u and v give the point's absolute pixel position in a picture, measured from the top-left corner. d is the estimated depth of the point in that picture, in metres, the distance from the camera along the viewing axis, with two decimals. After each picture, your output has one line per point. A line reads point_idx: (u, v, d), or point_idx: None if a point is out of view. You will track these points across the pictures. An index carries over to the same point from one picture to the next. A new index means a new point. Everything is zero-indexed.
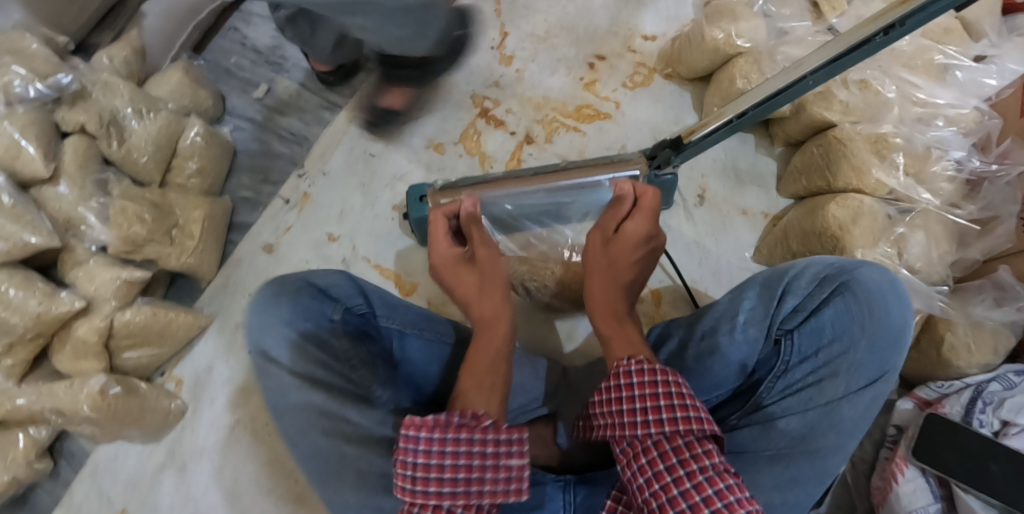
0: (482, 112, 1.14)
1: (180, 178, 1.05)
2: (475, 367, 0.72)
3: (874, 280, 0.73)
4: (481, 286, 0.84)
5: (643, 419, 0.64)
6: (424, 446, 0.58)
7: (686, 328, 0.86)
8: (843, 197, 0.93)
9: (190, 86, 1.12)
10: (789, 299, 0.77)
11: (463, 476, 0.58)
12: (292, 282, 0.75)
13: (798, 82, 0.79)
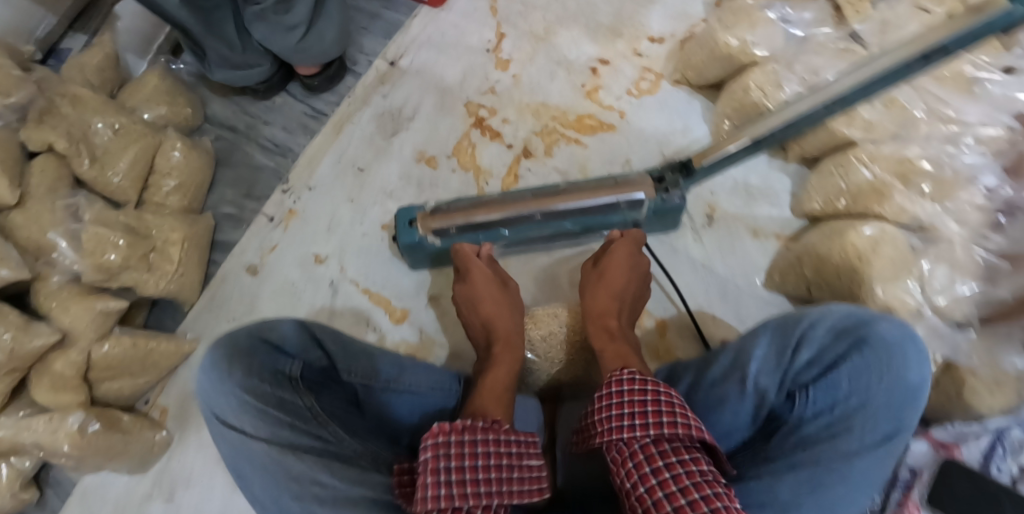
0: (476, 122, 1.07)
1: (158, 196, 1.00)
2: (486, 392, 0.74)
3: (890, 335, 0.70)
4: (492, 316, 0.85)
5: (632, 425, 0.62)
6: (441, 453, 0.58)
7: (697, 373, 0.82)
8: (866, 223, 0.87)
9: (167, 93, 1.06)
10: (804, 351, 0.74)
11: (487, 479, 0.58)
12: (240, 339, 0.73)
13: (819, 110, 0.76)
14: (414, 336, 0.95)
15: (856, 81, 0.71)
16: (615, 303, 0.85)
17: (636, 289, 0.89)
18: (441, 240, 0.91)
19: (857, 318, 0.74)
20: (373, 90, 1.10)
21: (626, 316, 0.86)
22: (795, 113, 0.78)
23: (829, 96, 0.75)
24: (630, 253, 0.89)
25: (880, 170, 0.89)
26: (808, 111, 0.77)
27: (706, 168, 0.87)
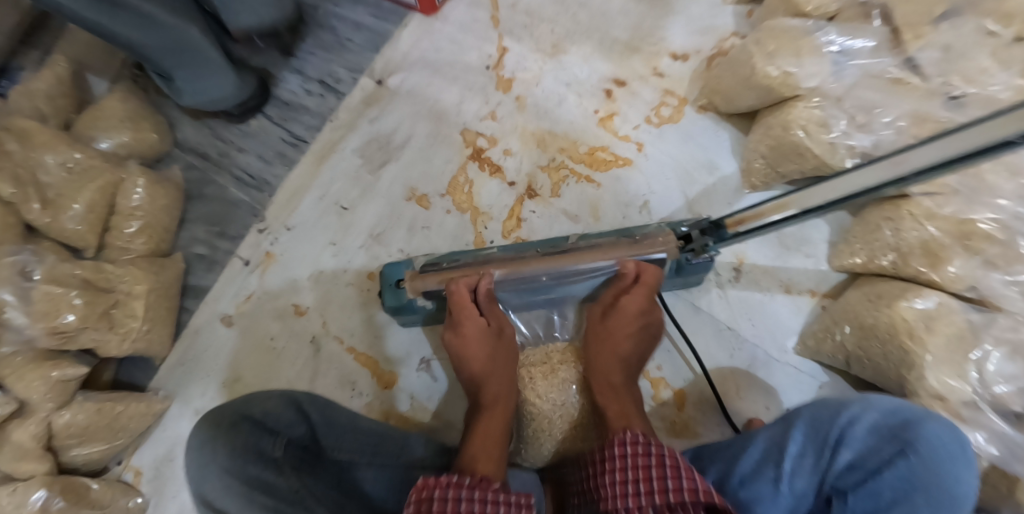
0: (474, 153, 0.95)
1: (121, 241, 0.89)
2: (476, 441, 0.70)
3: (943, 440, 0.58)
4: (489, 367, 0.78)
5: (638, 492, 0.59)
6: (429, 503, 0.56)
7: (726, 464, 0.69)
8: (916, 289, 0.77)
9: (129, 117, 0.94)
10: (843, 452, 0.61)
11: None
12: (225, 417, 0.66)
13: (890, 186, 0.55)
14: (404, 404, 0.86)
15: (934, 159, 0.50)
16: (620, 359, 0.79)
17: (645, 344, 0.82)
18: (432, 301, 0.81)
19: (903, 414, 0.61)
20: (359, 114, 0.98)
21: (632, 372, 0.80)
22: (857, 185, 0.58)
23: (899, 170, 0.54)
24: (642, 305, 0.80)
25: (939, 229, 0.77)
26: (876, 183, 0.57)
27: (744, 234, 0.70)
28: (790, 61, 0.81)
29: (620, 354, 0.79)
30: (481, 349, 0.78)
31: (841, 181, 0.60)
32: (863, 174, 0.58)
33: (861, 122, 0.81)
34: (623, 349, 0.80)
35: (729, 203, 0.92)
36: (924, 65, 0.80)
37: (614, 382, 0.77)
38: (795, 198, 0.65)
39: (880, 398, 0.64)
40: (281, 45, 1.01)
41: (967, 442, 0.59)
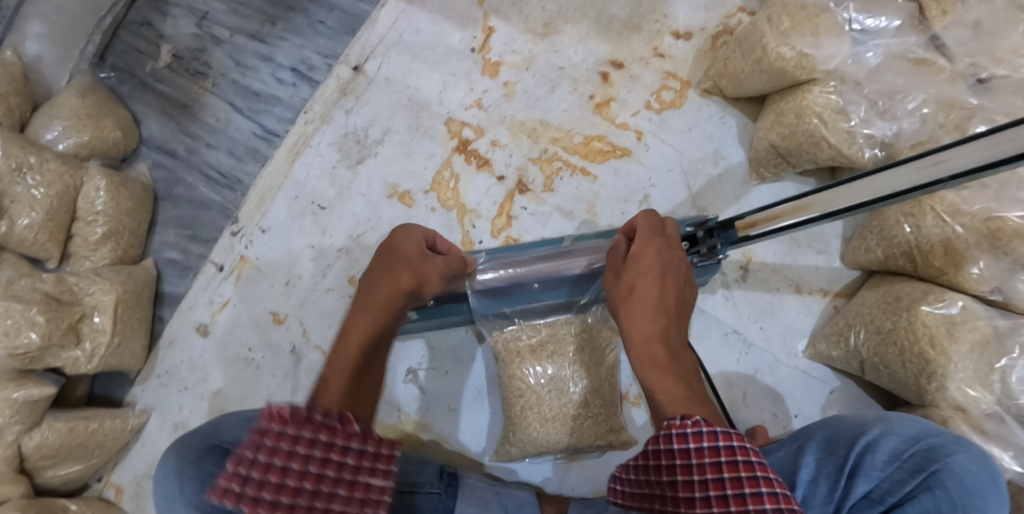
0: (460, 145, 0.88)
1: (85, 248, 0.83)
2: (332, 365, 0.57)
3: (968, 475, 0.58)
4: (380, 281, 0.63)
5: (703, 497, 0.47)
6: (273, 441, 0.48)
7: None
8: (938, 291, 0.72)
9: (89, 113, 0.86)
10: (861, 482, 0.60)
11: (304, 486, 0.48)
12: (195, 447, 0.62)
13: (923, 191, 0.50)
14: (392, 417, 0.79)
15: (981, 159, 0.45)
16: (650, 316, 0.58)
17: (679, 292, 0.61)
18: (416, 312, 0.75)
19: (926, 442, 0.60)
20: (334, 105, 0.90)
21: (675, 330, 0.59)
22: (885, 189, 0.52)
23: (935, 173, 0.48)
24: (659, 250, 0.62)
25: (964, 227, 0.71)
26: (906, 189, 0.51)
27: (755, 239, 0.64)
28: (806, 42, 0.73)
29: (649, 308, 0.59)
30: (394, 268, 0.64)
31: (866, 183, 0.54)
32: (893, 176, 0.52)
33: (882, 108, 0.74)
34: (653, 301, 0.59)
35: (736, 196, 0.85)
36: (950, 44, 0.75)
37: (654, 348, 0.57)
38: (814, 200, 0.59)
39: (899, 419, 0.62)
40: (251, 31, 0.95)
41: (996, 470, 0.59)
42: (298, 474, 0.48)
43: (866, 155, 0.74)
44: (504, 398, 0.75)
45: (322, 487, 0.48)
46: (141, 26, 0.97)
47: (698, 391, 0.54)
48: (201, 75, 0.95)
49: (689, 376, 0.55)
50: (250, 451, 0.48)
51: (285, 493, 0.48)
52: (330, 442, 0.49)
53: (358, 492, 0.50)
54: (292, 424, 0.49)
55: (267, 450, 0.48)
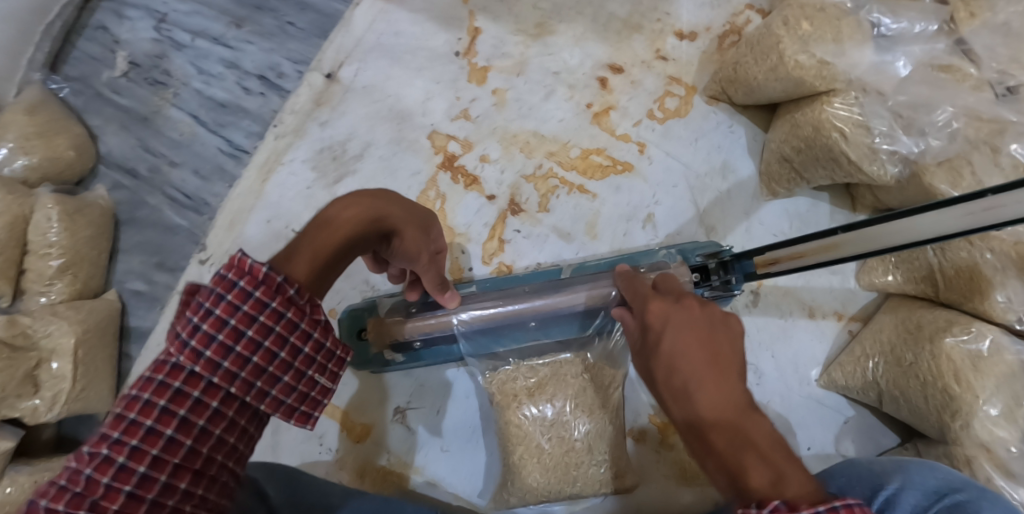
0: (446, 161, 0.81)
1: (41, 283, 0.76)
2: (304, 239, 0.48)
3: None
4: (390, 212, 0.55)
5: None
6: (233, 299, 0.42)
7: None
8: (963, 321, 0.67)
9: (39, 132, 0.78)
10: None
11: (252, 360, 0.44)
12: None
13: (972, 234, 0.44)
14: (381, 459, 0.75)
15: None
16: (689, 384, 0.48)
17: (719, 341, 0.50)
18: (402, 355, 0.72)
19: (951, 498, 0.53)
20: (308, 116, 0.83)
21: (729, 384, 0.47)
22: (927, 232, 0.46)
23: (993, 217, 0.42)
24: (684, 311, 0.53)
25: (992, 253, 0.66)
26: (959, 230, 0.45)
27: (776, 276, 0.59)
28: (828, 46, 0.67)
29: (685, 375, 0.49)
30: (404, 206, 0.55)
31: (906, 224, 0.47)
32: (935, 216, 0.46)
33: (905, 122, 0.68)
34: (685, 361, 0.49)
35: (746, 213, 0.79)
36: (977, 50, 0.68)
37: (708, 418, 0.46)
38: (843, 239, 0.53)
39: (918, 468, 0.55)
40: (216, 35, 0.87)
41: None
42: (251, 347, 0.43)
43: (888, 173, 0.68)
44: (502, 444, 0.69)
45: (271, 367, 0.44)
46: (96, 30, 0.88)
47: (786, 453, 0.44)
48: (162, 84, 0.86)
49: (765, 449, 0.44)
50: (206, 301, 0.42)
51: (229, 360, 0.43)
52: (295, 327, 0.45)
53: (303, 387, 0.47)
54: (262, 292, 0.43)
55: (224, 307, 0.42)
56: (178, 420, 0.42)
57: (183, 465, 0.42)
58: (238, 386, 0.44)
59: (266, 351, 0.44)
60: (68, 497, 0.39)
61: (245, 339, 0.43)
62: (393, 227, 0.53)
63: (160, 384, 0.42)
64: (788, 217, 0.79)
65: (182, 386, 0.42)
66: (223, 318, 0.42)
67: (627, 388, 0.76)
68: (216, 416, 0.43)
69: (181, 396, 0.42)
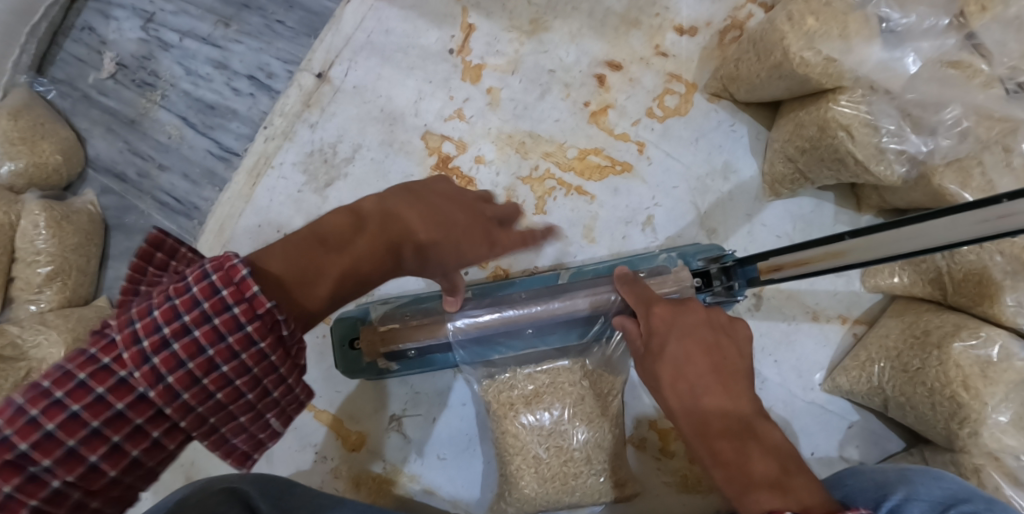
0: (440, 163, 0.79)
1: (29, 292, 0.75)
2: (309, 254, 0.50)
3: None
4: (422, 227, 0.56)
5: None
6: (205, 309, 0.43)
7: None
8: (972, 326, 0.65)
9: (24, 137, 0.76)
10: None
11: (205, 375, 0.44)
12: None
13: (987, 241, 0.42)
14: (376, 466, 0.74)
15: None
16: (696, 390, 0.50)
17: (725, 347, 0.53)
18: (396, 363, 0.69)
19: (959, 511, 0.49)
20: (297, 118, 0.81)
21: (733, 389, 0.50)
22: (940, 239, 0.44)
23: (1004, 225, 0.40)
24: (695, 313, 0.55)
25: (1002, 255, 0.64)
26: (968, 238, 0.42)
27: (780, 282, 0.57)
28: (833, 44, 0.64)
29: (692, 382, 0.51)
30: (453, 203, 0.59)
31: (914, 231, 0.45)
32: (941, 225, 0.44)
33: (912, 120, 0.66)
34: (690, 367, 0.52)
35: (748, 215, 0.77)
36: (988, 45, 0.65)
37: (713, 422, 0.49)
38: (849, 246, 0.50)
39: (922, 478, 0.52)
40: (203, 34, 0.84)
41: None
42: (204, 368, 0.44)
43: (896, 173, 0.65)
44: (499, 454, 0.68)
45: (222, 386, 0.45)
46: (82, 31, 0.86)
47: (787, 458, 0.46)
48: (149, 86, 0.84)
49: (769, 451, 0.47)
50: (178, 299, 0.43)
51: (184, 369, 0.43)
52: (257, 357, 0.45)
53: (248, 411, 0.47)
54: (242, 312, 0.43)
55: (193, 316, 0.43)
56: (87, 432, 0.42)
57: (84, 478, 0.43)
58: (171, 406, 0.44)
59: (217, 375, 0.44)
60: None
61: (200, 357, 0.43)
62: (408, 248, 0.55)
63: (79, 387, 0.42)
64: (791, 219, 0.77)
65: (105, 394, 0.42)
66: (185, 327, 0.43)
67: (626, 395, 0.74)
68: (133, 436, 0.43)
69: (99, 405, 0.42)
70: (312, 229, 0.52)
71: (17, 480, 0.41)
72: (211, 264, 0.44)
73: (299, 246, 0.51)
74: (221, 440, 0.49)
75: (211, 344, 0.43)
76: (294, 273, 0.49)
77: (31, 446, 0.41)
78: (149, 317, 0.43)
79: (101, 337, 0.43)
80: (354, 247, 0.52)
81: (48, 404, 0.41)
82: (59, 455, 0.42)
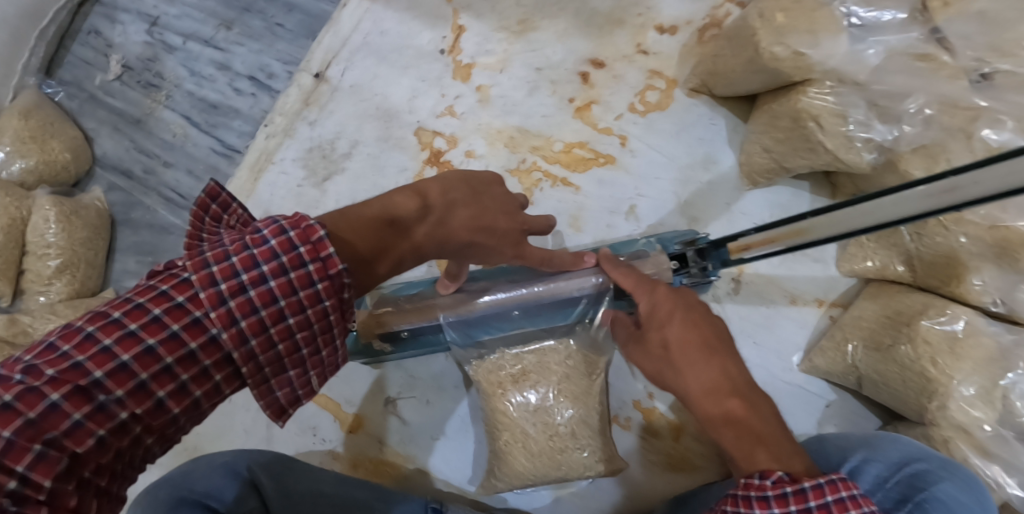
0: (433, 157, 0.83)
1: (40, 283, 0.78)
2: (380, 233, 0.53)
3: (958, 505, 0.53)
4: (472, 226, 0.58)
5: None
6: (287, 263, 0.44)
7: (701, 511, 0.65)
8: (939, 304, 0.68)
9: (34, 135, 0.80)
10: None
11: (273, 329, 0.44)
12: (157, 497, 0.57)
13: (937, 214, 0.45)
14: (373, 449, 0.77)
15: (1002, 188, 0.39)
16: (688, 365, 0.51)
17: (716, 325, 0.55)
18: (391, 345, 0.73)
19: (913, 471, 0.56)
20: (296, 117, 0.85)
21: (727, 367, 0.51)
22: (893, 213, 0.47)
23: (950, 199, 0.43)
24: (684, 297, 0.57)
25: (967, 237, 0.67)
26: (919, 213, 0.45)
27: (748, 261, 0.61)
28: (803, 38, 0.66)
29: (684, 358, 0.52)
30: (493, 194, 0.62)
31: (873, 207, 0.48)
32: (896, 200, 0.47)
33: (881, 110, 0.69)
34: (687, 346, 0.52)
35: (728, 204, 0.81)
36: (952, 39, 0.69)
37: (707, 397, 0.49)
38: (812, 224, 0.54)
39: (885, 439, 0.59)
40: (205, 37, 0.88)
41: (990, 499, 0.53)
42: (274, 319, 0.44)
43: (865, 159, 0.69)
44: (489, 432, 0.71)
45: (288, 340, 0.45)
46: (90, 34, 0.90)
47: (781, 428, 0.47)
48: (154, 87, 0.88)
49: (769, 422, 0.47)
50: (257, 248, 0.43)
51: (258, 318, 0.44)
52: (321, 313, 0.46)
53: (300, 370, 0.48)
54: (316, 269, 0.44)
55: (273, 268, 0.43)
56: (159, 367, 0.42)
57: (148, 413, 0.43)
58: (239, 351, 0.44)
59: (285, 326, 0.45)
60: (20, 423, 0.38)
61: (273, 307, 0.44)
62: (457, 241, 0.58)
63: (154, 321, 0.42)
64: (769, 207, 0.81)
65: (179, 332, 0.42)
66: (263, 277, 0.43)
67: (613, 377, 0.78)
68: (198, 376, 0.44)
69: (174, 341, 0.42)
70: (383, 206, 0.54)
71: (87, 410, 0.40)
72: (286, 219, 0.45)
73: (369, 222, 0.53)
74: (266, 392, 0.49)
75: (285, 296, 0.44)
76: (367, 246, 0.52)
77: (105, 375, 0.41)
78: (226, 261, 0.43)
79: (171, 276, 0.43)
80: (418, 235, 0.55)
81: (121, 335, 0.41)
82: (129, 389, 0.42)
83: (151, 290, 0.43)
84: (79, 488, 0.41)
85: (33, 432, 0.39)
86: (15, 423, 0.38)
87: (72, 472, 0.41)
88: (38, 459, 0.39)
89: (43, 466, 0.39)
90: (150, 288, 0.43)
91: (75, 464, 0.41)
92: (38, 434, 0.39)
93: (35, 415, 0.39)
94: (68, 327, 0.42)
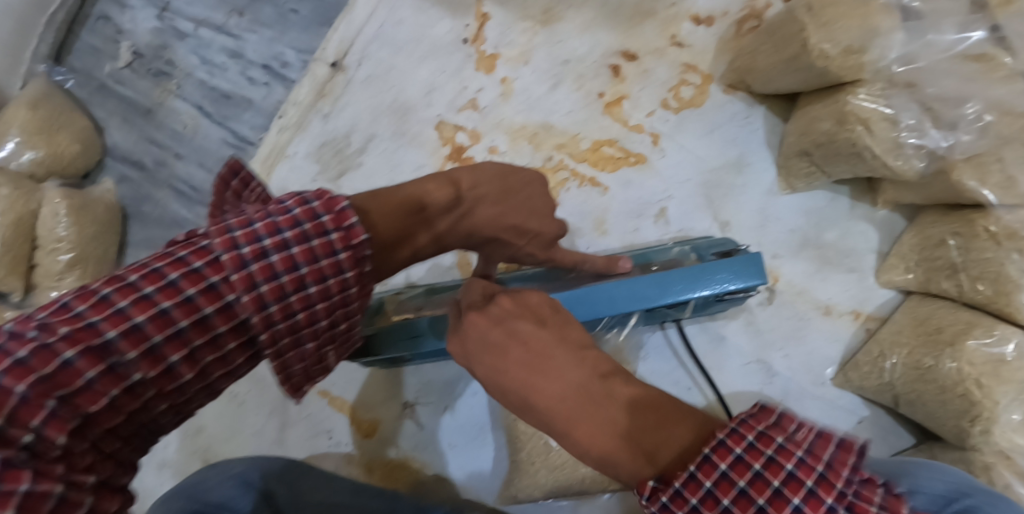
0: (453, 153, 0.79)
1: (51, 279, 0.76)
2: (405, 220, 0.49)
3: None
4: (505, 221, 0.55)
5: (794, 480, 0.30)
6: (312, 229, 0.41)
7: None
8: (986, 324, 0.65)
9: (43, 126, 0.77)
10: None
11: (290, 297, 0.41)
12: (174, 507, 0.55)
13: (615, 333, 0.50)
14: (389, 452, 0.75)
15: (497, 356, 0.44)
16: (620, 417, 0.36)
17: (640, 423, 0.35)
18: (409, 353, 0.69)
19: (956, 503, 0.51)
20: (310, 108, 0.81)
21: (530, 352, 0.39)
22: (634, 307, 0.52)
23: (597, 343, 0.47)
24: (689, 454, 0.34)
25: (1019, 255, 0.62)
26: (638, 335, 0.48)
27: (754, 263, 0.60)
28: (854, 34, 0.61)
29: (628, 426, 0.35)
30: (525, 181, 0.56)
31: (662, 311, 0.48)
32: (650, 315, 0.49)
33: (935, 114, 0.65)
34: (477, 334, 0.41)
35: (761, 208, 0.77)
36: (1011, 37, 0.61)
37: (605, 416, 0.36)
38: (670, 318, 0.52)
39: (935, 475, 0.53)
40: (216, 23, 0.85)
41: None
42: (295, 286, 0.41)
43: (913, 168, 0.65)
44: (509, 441, 0.70)
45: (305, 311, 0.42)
46: (98, 20, 0.87)
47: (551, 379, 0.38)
48: (164, 75, 0.85)
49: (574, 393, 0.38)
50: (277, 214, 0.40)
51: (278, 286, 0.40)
52: (342, 284, 0.43)
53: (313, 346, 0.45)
54: (340, 238, 0.42)
55: (298, 234, 0.40)
56: (172, 331, 0.38)
57: (161, 378, 0.39)
58: (258, 318, 0.40)
59: (305, 295, 0.41)
60: (34, 378, 0.33)
61: (296, 273, 0.40)
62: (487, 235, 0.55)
63: (170, 285, 0.38)
64: (805, 212, 0.77)
65: (197, 296, 0.38)
66: (287, 243, 0.40)
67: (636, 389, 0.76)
68: (213, 342, 0.40)
69: (191, 305, 0.38)
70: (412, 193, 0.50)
71: (100, 368, 0.36)
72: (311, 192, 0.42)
73: (395, 206, 0.49)
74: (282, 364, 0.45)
75: (308, 264, 0.41)
76: (389, 233, 0.48)
77: (117, 335, 0.36)
78: (251, 227, 0.40)
79: (191, 242, 0.40)
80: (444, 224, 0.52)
81: (138, 297, 0.37)
82: (143, 351, 0.37)
83: (168, 255, 0.39)
84: (92, 449, 0.37)
85: (46, 388, 0.34)
86: (29, 377, 0.33)
87: (85, 430, 0.36)
88: (52, 415, 0.34)
89: (58, 422, 0.34)
90: (168, 252, 0.39)
91: (86, 423, 0.36)
92: (51, 390, 0.34)
93: (48, 371, 0.34)
94: (82, 288, 0.38)
